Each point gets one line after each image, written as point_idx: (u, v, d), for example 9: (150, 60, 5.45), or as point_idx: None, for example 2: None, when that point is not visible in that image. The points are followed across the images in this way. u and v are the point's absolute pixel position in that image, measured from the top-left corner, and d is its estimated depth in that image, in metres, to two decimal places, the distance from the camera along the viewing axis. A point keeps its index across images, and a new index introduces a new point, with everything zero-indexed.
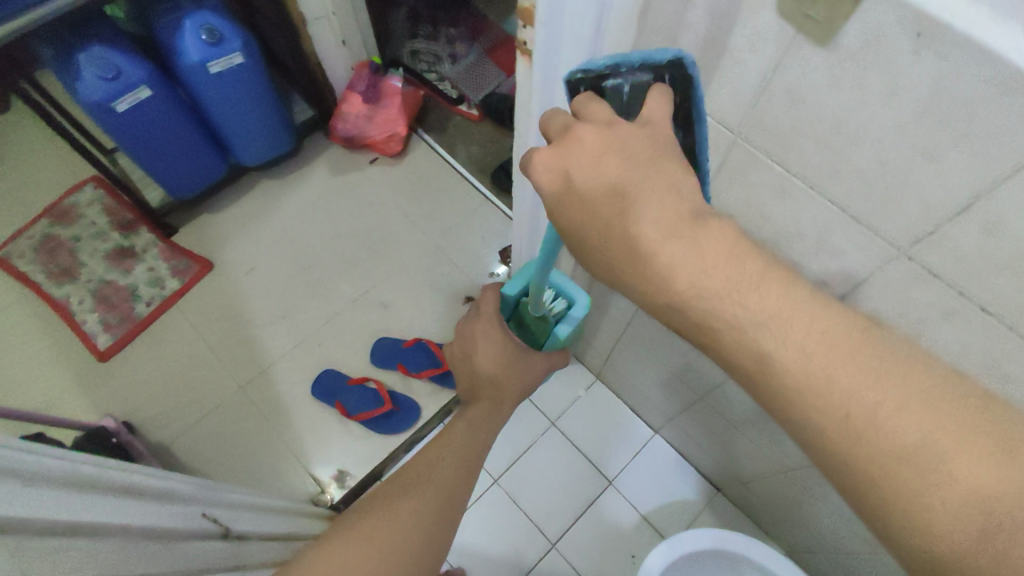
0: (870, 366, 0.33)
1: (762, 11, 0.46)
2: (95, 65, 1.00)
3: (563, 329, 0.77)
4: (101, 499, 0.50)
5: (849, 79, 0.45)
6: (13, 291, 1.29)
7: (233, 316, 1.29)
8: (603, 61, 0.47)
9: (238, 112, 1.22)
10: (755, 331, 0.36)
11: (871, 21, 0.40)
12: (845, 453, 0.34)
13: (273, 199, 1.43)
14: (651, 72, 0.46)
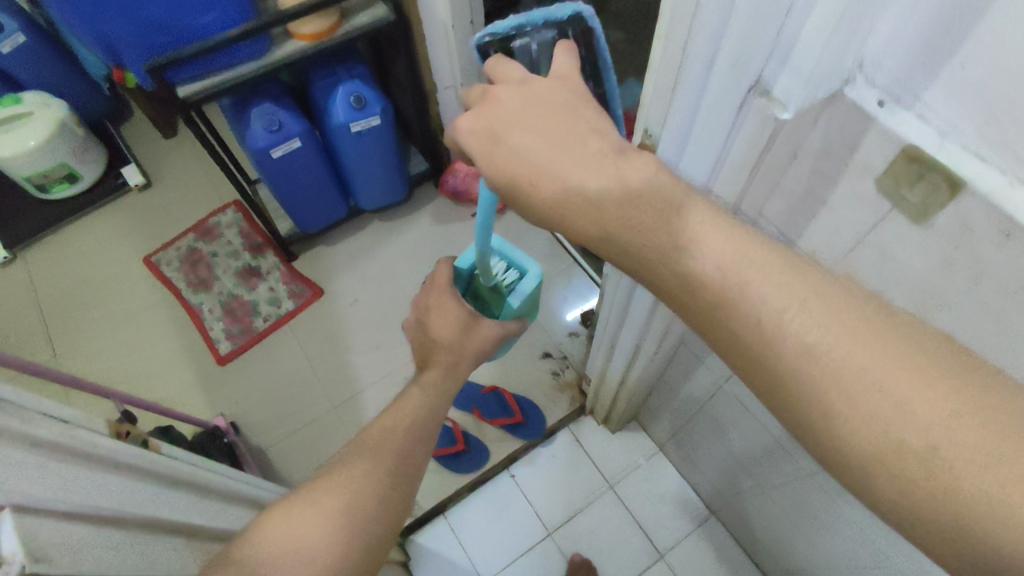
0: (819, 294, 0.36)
1: (863, 180, 0.51)
2: (264, 120, 1.16)
3: (514, 298, 0.96)
4: (236, 510, 0.64)
5: (939, 255, 0.50)
6: (158, 293, 1.50)
7: (334, 341, 1.43)
8: (509, 24, 0.56)
9: (367, 164, 1.36)
10: (696, 263, 0.40)
11: (962, 214, 0.46)
12: (801, 387, 0.35)
13: (382, 239, 1.58)
14: (555, 29, 0.55)
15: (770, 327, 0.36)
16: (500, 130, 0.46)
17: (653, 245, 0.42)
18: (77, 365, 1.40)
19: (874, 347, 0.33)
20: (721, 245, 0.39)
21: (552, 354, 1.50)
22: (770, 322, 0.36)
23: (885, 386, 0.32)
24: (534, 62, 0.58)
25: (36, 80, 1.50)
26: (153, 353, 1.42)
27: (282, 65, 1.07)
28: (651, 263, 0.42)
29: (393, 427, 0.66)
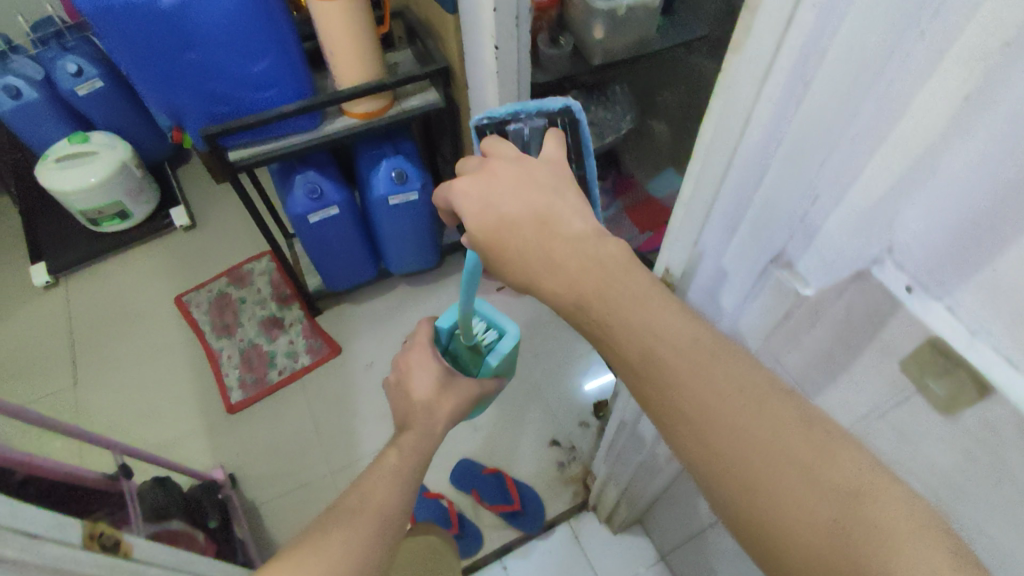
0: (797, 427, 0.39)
1: (883, 358, 0.43)
2: (306, 187, 1.20)
3: (492, 358, 0.97)
4: None
5: (966, 452, 0.41)
6: (183, 333, 1.55)
7: (343, 402, 1.43)
8: (504, 112, 0.64)
9: (401, 233, 1.39)
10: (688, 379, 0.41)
11: (993, 419, 0.37)
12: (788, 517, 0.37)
13: (405, 303, 1.59)
14: (546, 118, 0.63)
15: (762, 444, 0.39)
16: (502, 218, 0.52)
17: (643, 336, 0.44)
18: (95, 396, 1.44)
19: (848, 458, 0.37)
20: (722, 362, 0.42)
21: (561, 443, 1.45)
22: (757, 414, 0.39)
23: (854, 498, 0.36)
24: (525, 143, 0.64)
25: (110, 124, 1.63)
26: (168, 391, 1.45)
27: (336, 138, 1.12)
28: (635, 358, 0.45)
29: (370, 492, 0.65)
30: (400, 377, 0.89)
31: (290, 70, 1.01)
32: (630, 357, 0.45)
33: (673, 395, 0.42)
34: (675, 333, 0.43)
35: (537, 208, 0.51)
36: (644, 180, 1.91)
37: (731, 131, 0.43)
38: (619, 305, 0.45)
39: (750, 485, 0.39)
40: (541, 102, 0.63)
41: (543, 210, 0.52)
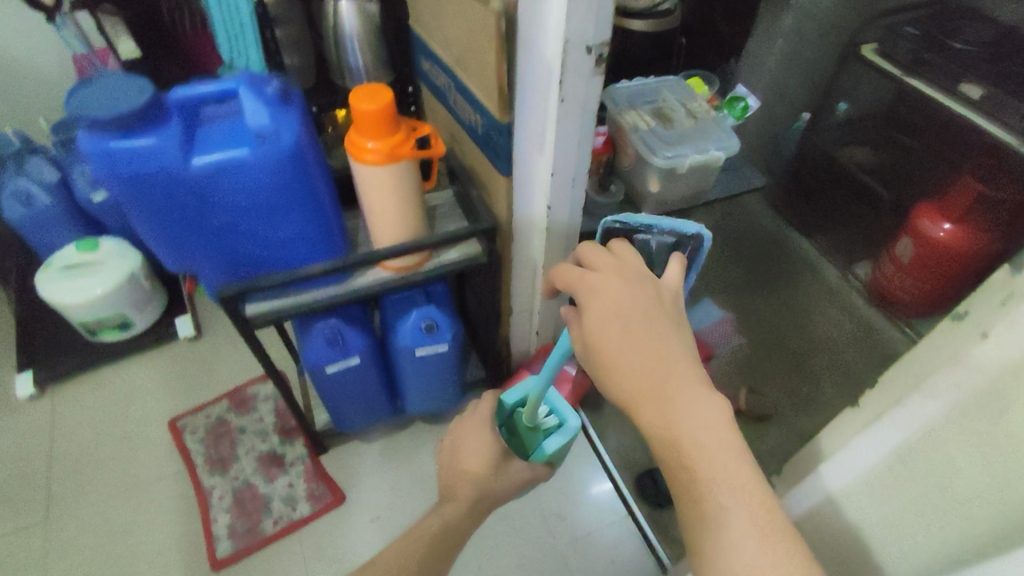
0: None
1: None
2: (325, 336, 1.08)
3: (552, 440, 1.01)
4: None
5: None
6: (173, 464, 1.39)
7: (343, 565, 1.25)
8: (639, 221, 0.75)
9: (424, 380, 1.25)
10: (725, 502, 0.51)
11: None
12: None
13: (420, 443, 1.44)
14: (674, 237, 0.73)
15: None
16: (619, 323, 0.60)
17: (703, 465, 0.53)
18: (67, 536, 1.28)
19: None
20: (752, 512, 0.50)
21: None
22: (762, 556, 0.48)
23: None
24: (650, 256, 0.74)
25: (123, 230, 1.54)
26: (147, 537, 1.28)
27: (363, 295, 1.00)
28: (683, 471, 0.54)
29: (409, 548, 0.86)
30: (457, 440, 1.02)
31: (322, 229, 0.91)
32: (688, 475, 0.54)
33: (702, 505, 0.52)
34: (740, 486, 0.52)
35: (649, 328, 0.59)
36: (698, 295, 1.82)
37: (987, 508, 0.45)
38: (693, 434, 0.54)
39: None
40: (676, 223, 0.73)
41: (654, 341, 0.59)
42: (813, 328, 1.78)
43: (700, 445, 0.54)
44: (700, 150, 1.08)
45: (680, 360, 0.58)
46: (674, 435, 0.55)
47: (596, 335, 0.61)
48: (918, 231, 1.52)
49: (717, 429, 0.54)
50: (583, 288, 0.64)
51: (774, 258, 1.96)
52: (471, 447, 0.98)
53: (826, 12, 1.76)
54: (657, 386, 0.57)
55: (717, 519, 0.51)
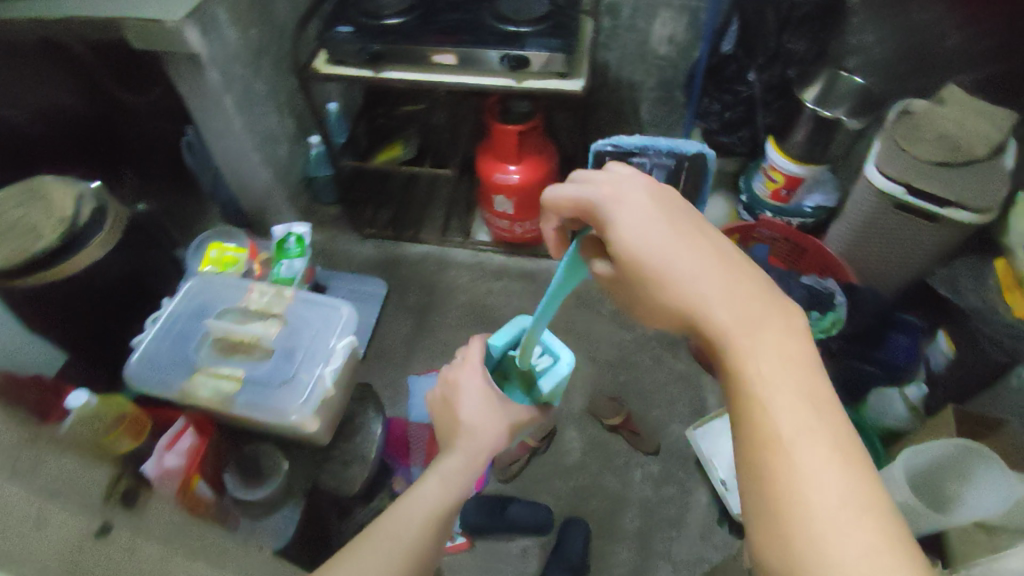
0: (837, 427, 0.50)
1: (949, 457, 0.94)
2: None
3: (547, 380, 0.96)
4: None
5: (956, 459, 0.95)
6: None
7: None
8: (633, 142, 0.72)
9: None
10: (774, 359, 0.52)
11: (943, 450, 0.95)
12: (785, 447, 0.49)
13: None
14: (673, 159, 0.71)
15: (789, 415, 0.50)
16: (654, 220, 0.58)
17: (750, 325, 0.54)
18: None
19: (849, 449, 0.49)
20: (814, 375, 0.52)
21: None
22: (814, 400, 0.51)
23: (839, 459, 0.48)
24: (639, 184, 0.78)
25: None
26: None
27: None
28: (721, 322, 0.54)
29: (399, 522, 0.84)
30: (449, 392, 1.00)
31: None
32: (732, 333, 0.54)
33: (752, 351, 0.53)
34: (795, 351, 0.53)
35: (687, 224, 0.59)
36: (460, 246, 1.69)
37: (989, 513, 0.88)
38: (766, 342, 0.53)
39: (775, 441, 0.49)
40: (672, 144, 0.71)
41: (696, 235, 0.58)
42: (496, 317, 1.57)
43: (780, 356, 0.53)
44: (327, 357, 0.78)
45: (717, 250, 0.58)
46: (744, 342, 0.53)
47: (640, 246, 0.58)
48: (497, 187, 1.46)
49: (793, 343, 0.53)
50: (615, 199, 0.59)
51: (418, 289, 1.63)
52: (464, 400, 0.97)
53: (238, 46, 1.38)
54: (695, 268, 0.56)
55: (797, 434, 0.49)
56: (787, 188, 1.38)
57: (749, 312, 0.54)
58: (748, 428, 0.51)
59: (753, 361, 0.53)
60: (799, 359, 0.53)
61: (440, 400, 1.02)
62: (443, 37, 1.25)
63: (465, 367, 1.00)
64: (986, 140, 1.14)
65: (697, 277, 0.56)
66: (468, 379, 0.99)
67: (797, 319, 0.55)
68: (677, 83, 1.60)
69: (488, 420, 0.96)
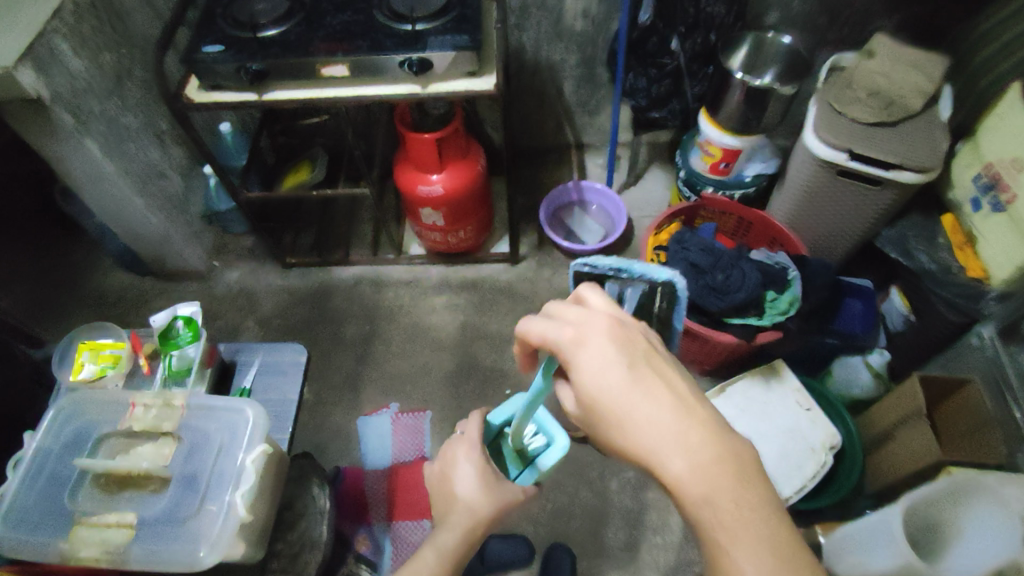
0: (787, 547, 0.58)
1: (940, 486, 0.89)
2: None
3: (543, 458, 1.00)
4: None
5: (952, 488, 0.90)
6: None
7: None
8: (615, 265, 0.81)
9: None
10: (726, 492, 0.59)
11: (939, 485, 0.89)
12: (746, 573, 0.57)
13: None
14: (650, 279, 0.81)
15: (743, 544, 0.58)
16: (615, 363, 0.64)
17: (706, 463, 0.59)
18: None
19: (798, 564, 0.57)
20: (763, 499, 0.60)
21: None
22: (766, 524, 0.58)
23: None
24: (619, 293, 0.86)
25: None
26: None
27: None
28: (679, 464, 0.60)
29: None
30: (444, 469, 0.96)
31: None
32: (691, 475, 0.59)
33: (708, 488, 0.59)
34: (746, 479, 0.60)
35: (643, 365, 0.64)
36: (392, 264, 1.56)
37: (992, 531, 0.86)
38: (719, 479, 0.59)
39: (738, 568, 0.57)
40: (647, 270, 0.80)
41: (651, 375, 0.64)
42: (442, 336, 1.47)
43: (734, 490, 0.59)
44: (235, 484, 0.81)
45: (670, 387, 0.63)
46: (697, 490, 0.59)
47: (604, 392, 0.63)
48: (422, 200, 1.33)
49: (745, 487, 0.59)
50: (578, 346, 0.66)
51: (354, 317, 1.51)
52: (458, 476, 0.94)
53: (94, 79, 1.18)
54: (651, 413, 0.61)
55: (758, 573, 0.56)
56: (725, 162, 1.32)
57: (701, 452, 0.60)
58: (717, 555, 0.59)
59: (709, 497, 0.59)
60: (748, 488, 0.60)
61: (437, 476, 0.98)
62: (331, 44, 1.09)
63: (464, 444, 0.96)
64: (922, 93, 1.09)
65: (658, 422, 0.61)
66: (465, 454, 0.95)
67: (742, 448, 0.61)
68: (598, 58, 1.49)
69: (485, 499, 0.90)
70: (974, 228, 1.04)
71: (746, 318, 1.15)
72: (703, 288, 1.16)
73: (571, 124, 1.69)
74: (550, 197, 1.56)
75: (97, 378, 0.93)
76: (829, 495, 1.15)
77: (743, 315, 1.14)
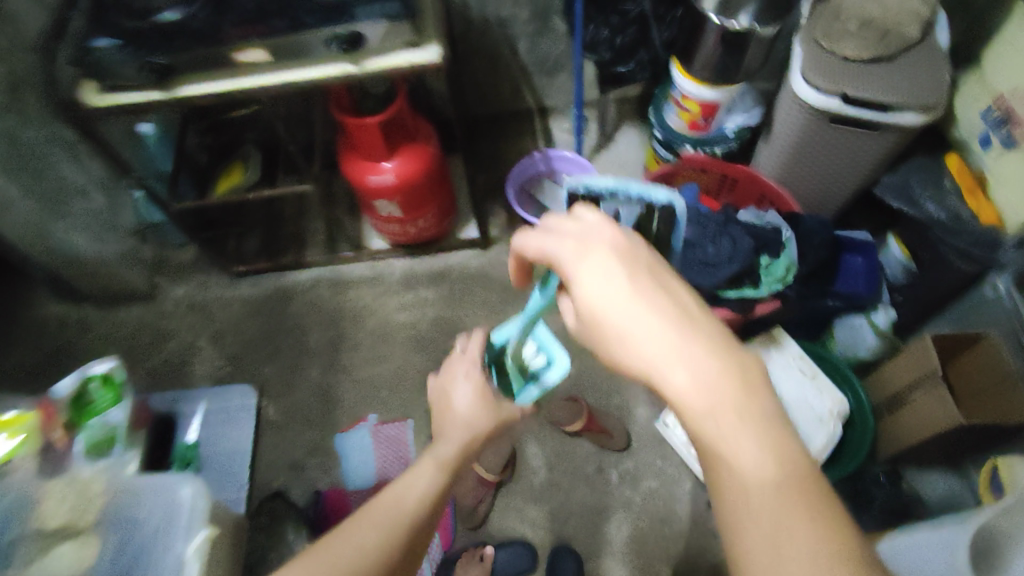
0: (798, 476, 0.52)
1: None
2: None
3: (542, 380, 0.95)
4: None
5: None
6: None
7: None
8: (607, 185, 0.69)
9: None
10: (731, 412, 0.55)
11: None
12: (750, 501, 0.52)
13: None
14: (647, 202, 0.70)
15: (747, 470, 0.53)
16: (612, 277, 0.60)
17: (707, 380, 0.55)
18: None
19: (811, 498, 0.51)
20: (777, 428, 0.55)
21: None
22: (776, 450, 0.54)
23: (802, 511, 0.50)
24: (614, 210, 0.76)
25: None
26: None
27: None
28: (679, 381, 0.56)
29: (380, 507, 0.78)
30: (443, 388, 0.96)
31: None
32: (692, 394, 0.56)
33: (707, 406, 0.55)
34: (754, 402, 0.55)
35: (644, 279, 0.60)
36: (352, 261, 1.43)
37: None
38: (722, 396, 0.55)
39: (741, 494, 0.52)
40: (643, 189, 0.69)
41: (651, 289, 0.59)
42: (415, 333, 1.34)
43: (738, 410, 0.55)
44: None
45: (674, 301, 0.59)
46: (698, 402, 0.55)
47: (601, 305, 0.59)
48: (374, 193, 1.19)
49: (747, 395, 0.55)
50: (576, 259, 0.62)
51: (318, 323, 1.37)
52: (457, 393, 0.94)
53: None
54: (652, 325, 0.57)
55: (757, 491, 0.52)
56: (705, 117, 1.19)
57: (702, 369, 0.56)
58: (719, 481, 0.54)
59: (708, 414, 0.55)
60: (756, 410, 0.55)
61: (435, 395, 0.98)
62: (244, 28, 0.93)
63: (464, 362, 0.96)
64: (920, 18, 0.97)
65: (659, 336, 0.57)
66: (465, 372, 0.95)
67: (751, 365, 0.57)
68: (553, 10, 1.33)
69: (484, 413, 0.91)
70: (984, 167, 0.97)
71: (742, 290, 1.04)
72: (694, 262, 1.04)
73: (532, 86, 1.54)
74: (516, 172, 1.43)
75: (5, 461, 0.79)
76: (840, 467, 1.09)
77: (739, 287, 1.03)
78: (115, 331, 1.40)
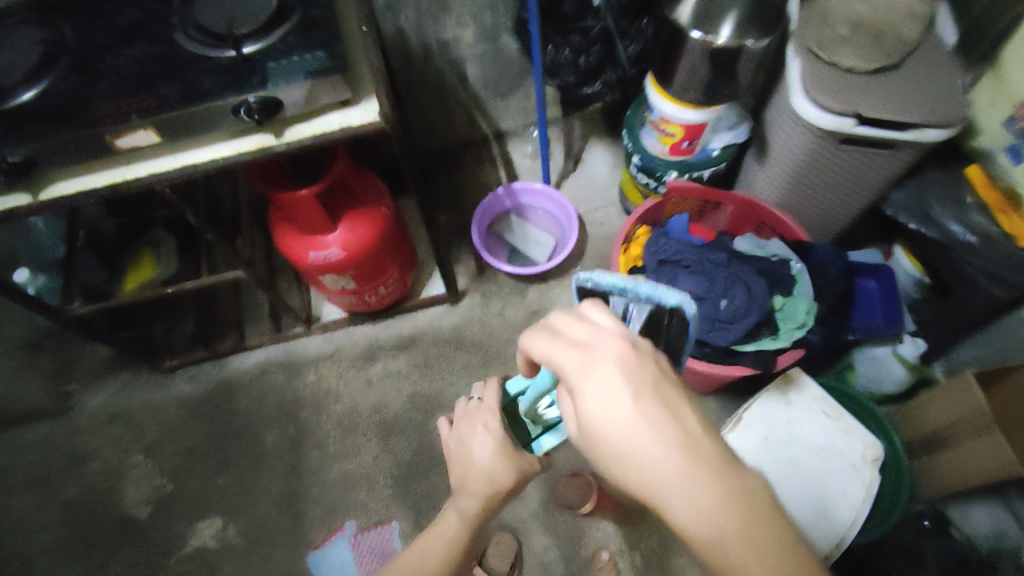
0: None
1: None
2: None
3: (552, 438, 0.83)
4: None
5: None
6: None
7: None
8: (613, 282, 0.57)
9: None
10: (750, 554, 0.44)
11: None
12: None
13: None
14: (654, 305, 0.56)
15: None
16: (614, 400, 0.46)
17: (716, 519, 0.44)
18: None
19: None
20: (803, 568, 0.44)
21: None
22: None
23: None
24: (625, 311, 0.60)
25: None
26: None
27: None
28: (687, 521, 0.44)
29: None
30: (461, 439, 0.84)
31: None
32: (699, 535, 0.44)
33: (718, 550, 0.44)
34: (775, 537, 0.44)
35: (649, 398, 0.46)
36: (304, 337, 1.24)
37: None
38: (740, 540, 0.44)
39: None
40: (651, 289, 0.55)
41: (658, 410, 0.46)
42: (388, 416, 1.18)
43: (758, 551, 0.44)
44: None
45: (683, 423, 0.46)
46: (715, 543, 0.44)
47: (603, 435, 0.46)
48: (322, 269, 1.01)
49: (767, 534, 0.44)
50: (575, 373, 0.48)
51: (272, 417, 1.20)
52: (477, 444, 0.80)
53: None
54: (658, 458, 0.44)
55: None
56: (688, 140, 1.05)
57: (713, 507, 0.44)
58: None
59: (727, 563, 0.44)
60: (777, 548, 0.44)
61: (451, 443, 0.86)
62: (121, 102, 0.72)
63: (483, 410, 0.83)
64: (925, 17, 0.85)
65: (665, 474, 0.44)
66: (483, 422, 0.82)
67: (765, 495, 0.46)
68: (501, 28, 1.17)
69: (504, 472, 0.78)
70: (1013, 181, 0.86)
71: (758, 341, 0.94)
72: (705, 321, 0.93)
73: (485, 112, 1.37)
74: (481, 210, 1.25)
75: None
76: (882, 519, 1.00)
77: (755, 340, 0.93)
78: (25, 458, 1.20)
